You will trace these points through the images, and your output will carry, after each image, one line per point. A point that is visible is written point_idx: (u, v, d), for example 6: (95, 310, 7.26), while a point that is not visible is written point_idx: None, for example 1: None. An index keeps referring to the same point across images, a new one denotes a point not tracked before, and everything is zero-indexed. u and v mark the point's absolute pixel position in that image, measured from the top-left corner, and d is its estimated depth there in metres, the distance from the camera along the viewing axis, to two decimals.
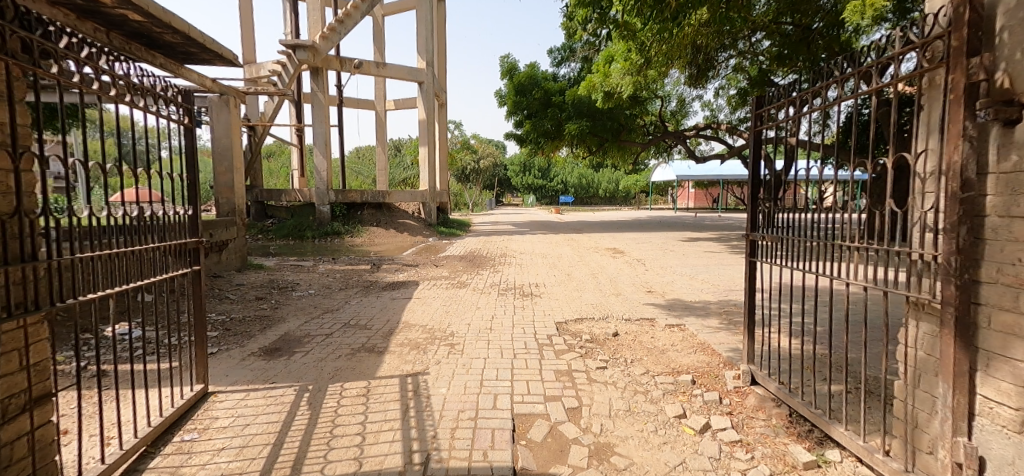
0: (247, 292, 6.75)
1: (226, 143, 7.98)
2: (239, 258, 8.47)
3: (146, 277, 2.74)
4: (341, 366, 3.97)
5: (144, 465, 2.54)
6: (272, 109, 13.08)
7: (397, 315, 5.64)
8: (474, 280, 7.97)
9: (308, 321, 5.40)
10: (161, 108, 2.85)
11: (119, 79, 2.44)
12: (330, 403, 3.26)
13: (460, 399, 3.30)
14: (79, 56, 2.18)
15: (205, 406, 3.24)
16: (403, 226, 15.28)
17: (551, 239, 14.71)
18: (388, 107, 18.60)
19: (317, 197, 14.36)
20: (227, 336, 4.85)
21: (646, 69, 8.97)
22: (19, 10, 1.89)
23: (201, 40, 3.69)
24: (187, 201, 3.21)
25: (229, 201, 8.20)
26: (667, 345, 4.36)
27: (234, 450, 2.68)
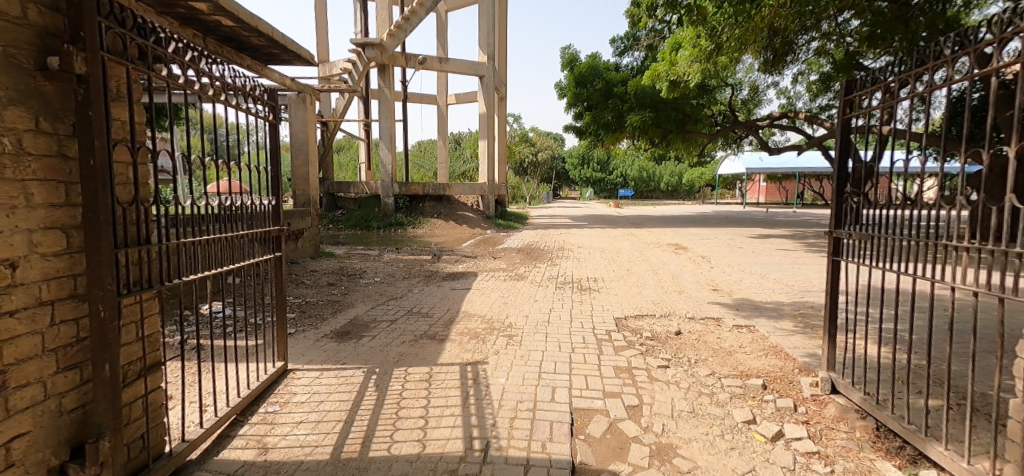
0: (320, 278, 7.20)
1: (302, 138, 8.48)
2: (313, 246, 9.04)
3: (236, 262, 2.99)
4: (404, 351, 4.13)
5: (234, 432, 2.79)
6: (343, 105, 13.75)
7: (458, 304, 5.80)
8: (531, 273, 8.02)
9: (374, 307, 5.69)
10: (250, 106, 3.08)
11: (216, 80, 2.66)
12: (396, 386, 3.41)
13: (519, 389, 3.33)
14: (184, 60, 2.40)
15: (285, 381, 3.50)
16: (461, 219, 15.64)
17: (609, 233, 14.43)
18: (450, 101, 18.95)
19: (382, 189, 15.00)
20: (303, 318, 5.22)
21: (717, 56, 8.53)
22: (137, 20, 2.10)
23: (284, 42, 3.96)
24: (270, 192, 3.45)
25: (305, 193, 8.77)
26: (735, 347, 4.16)
27: (311, 424, 2.88)
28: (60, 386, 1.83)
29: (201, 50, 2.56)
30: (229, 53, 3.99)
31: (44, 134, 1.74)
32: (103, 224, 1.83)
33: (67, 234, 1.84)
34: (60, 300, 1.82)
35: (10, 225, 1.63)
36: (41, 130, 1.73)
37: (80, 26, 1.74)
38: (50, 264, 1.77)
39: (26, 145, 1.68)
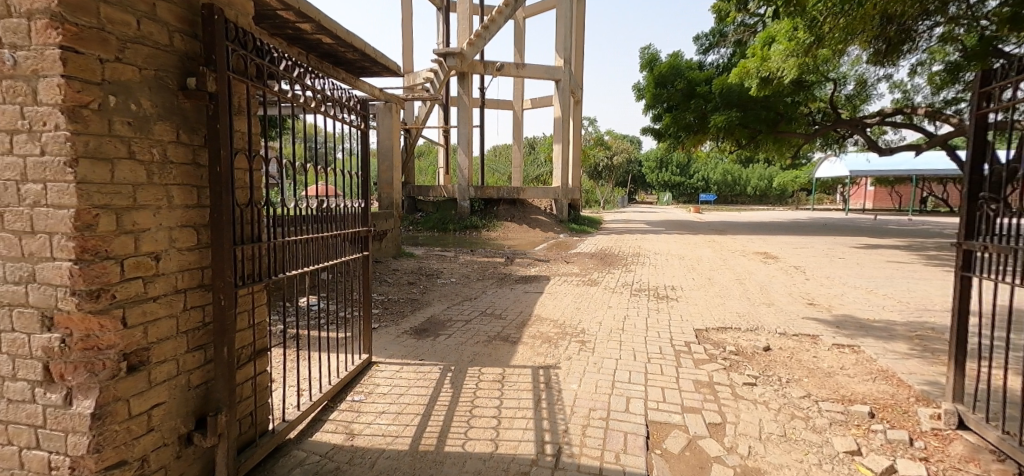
0: (401, 277, 7.59)
1: (388, 145, 9.00)
2: (395, 246, 9.55)
3: (330, 260, 3.23)
4: (478, 351, 4.22)
5: (326, 416, 3.02)
6: (425, 112, 14.41)
7: (530, 307, 5.84)
8: (605, 279, 7.86)
9: (450, 307, 5.89)
10: (344, 116, 3.33)
11: (317, 93, 2.91)
12: (470, 384, 3.50)
13: (592, 397, 3.28)
14: (293, 76, 2.66)
15: (369, 373, 3.73)
16: (535, 223, 15.72)
17: (689, 240, 13.77)
18: (526, 106, 19.15)
19: (458, 193, 15.51)
20: (385, 314, 5.53)
21: (817, 49, 7.85)
22: (256, 43, 2.35)
23: (376, 55, 4.30)
24: (360, 195, 3.69)
25: (389, 196, 9.29)
26: (835, 368, 3.78)
27: (392, 415, 3.04)
28: (189, 364, 2.09)
29: (306, 66, 2.82)
30: (328, 68, 4.38)
31: (183, 145, 2.00)
32: (225, 224, 2.07)
33: (198, 232, 2.10)
34: (191, 289, 2.08)
35: (156, 223, 1.89)
36: (181, 142, 2.00)
37: (214, 51, 2.00)
38: (185, 257, 2.04)
39: (169, 155, 1.94)
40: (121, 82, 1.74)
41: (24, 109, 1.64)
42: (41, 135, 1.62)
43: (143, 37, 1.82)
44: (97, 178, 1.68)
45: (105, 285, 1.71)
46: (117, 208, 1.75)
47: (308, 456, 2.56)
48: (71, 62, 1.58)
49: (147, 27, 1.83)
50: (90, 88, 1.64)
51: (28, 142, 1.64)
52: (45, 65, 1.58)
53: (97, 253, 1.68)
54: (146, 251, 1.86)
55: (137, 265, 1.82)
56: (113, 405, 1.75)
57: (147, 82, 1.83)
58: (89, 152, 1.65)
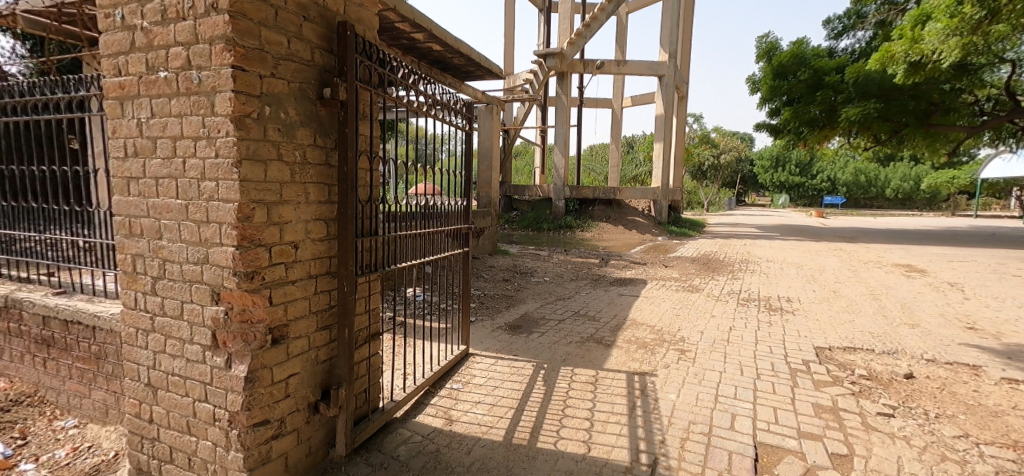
0: (497, 274, 7.82)
1: (488, 145, 9.30)
2: (491, 243, 9.85)
3: (434, 254, 3.44)
4: (571, 351, 4.22)
5: (428, 400, 3.23)
6: (523, 113, 14.65)
7: (626, 311, 5.69)
8: (709, 285, 7.39)
9: (544, 305, 5.95)
10: (451, 118, 3.51)
11: (429, 97, 3.11)
12: (563, 384, 3.52)
13: (692, 410, 3.11)
14: (408, 83, 2.87)
15: (467, 364, 3.91)
16: (632, 224, 15.24)
17: (810, 247, 12.41)
18: (626, 103, 18.61)
19: (554, 193, 15.56)
20: (481, 308, 5.74)
21: (991, 24, 6.66)
22: (379, 54, 2.58)
23: (480, 60, 4.61)
24: (463, 194, 3.87)
25: (487, 195, 9.61)
26: (1004, 407, 3.18)
27: (488, 405, 3.16)
28: (318, 341, 2.36)
29: (420, 73, 3.03)
30: (436, 74, 4.71)
31: (319, 148, 2.27)
32: (350, 219, 2.32)
33: (328, 225, 2.37)
34: (321, 275, 2.35)
35: (297, 216, 2.17)
36: (317, 145, 2.27)
37: (345, 63, 2.23)
38: (318, 247, 2.31)
39: (308, 157, 2.21)
40: (274, 94, 2.03)
41: (204, 119, 1.97)
42: (216, 141, 1.95)
43: (292, 54, 2.09)
44: (254, 177, 1.97)
45: (257, 269, 2.01)
46: (267, 202, 2.04)
47: (412, 436, 2.76)
48: (239, 79, 1.88)
49: (296, 46, 2.11)
50: (252, 100, 1.93)
51: (207, 147, 1.98)
52: (220, 82, 1.89)
53: (253, 241, 1.99)
54: (288, 241, 2.14)
55: (282, 253, 2.11)
56: (260, 371, 2.05)
57: (293, 93, 2.11)
58: (249, 155, 1.94)
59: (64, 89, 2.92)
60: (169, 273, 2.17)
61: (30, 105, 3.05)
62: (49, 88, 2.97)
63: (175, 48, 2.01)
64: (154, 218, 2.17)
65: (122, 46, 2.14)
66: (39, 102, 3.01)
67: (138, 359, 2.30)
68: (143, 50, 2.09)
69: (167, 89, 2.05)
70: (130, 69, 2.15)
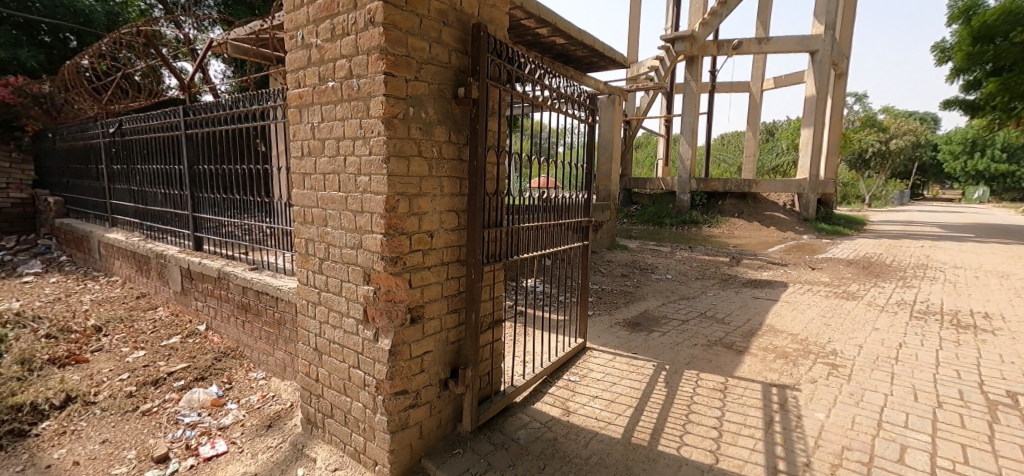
0: (615, 269, 7.64)
1: (609, 137, 9.08)
2: (609, 237, 9.66)
3: (554, 247, 3.49)
4: (697, 355, 3.97)
5: (546, 389, 3.30)
6: (647, 102, 13.99)
7: (761, 316, 5.16)
8: (868, 293, 6.36)
9: (665, 304, 5.68)
10: (575, 111, 3.51)
11: (553, 91, 3.15)
12: (687, 388, 3.33)
13: (844, 433, 2.74)
14: (534, 78, 2.93)
15: (584, 357, 3.91)
16: (770, 220, 13.73)
17: (1016, 252, 9.96)
18: (768, 86, 16.72)
19: (678, 186, 14.69)
20: (599, 303, 5.68)
21: None
22: (508, 51, 2.68)
23: (603, 50, 4.55)
24: (584, 187, 3.85)
25: (606, 188, 9.37)
26: None
27: (605, 401, 3.13)
28: (449, 323, 2.55)
29: (545, 68, 3.08)
30: (559, 68, 4.76)
31: (453, 144, 2.44)
32: (479, 211, 2.46)
33: (459, 216, 2.53)
34: (452, 263, 2.53)
35: (433, 208, 2.37)
36: (452, 142, 2.44)
37: (478, 63, 2.36)
38: (450, 237, 2.49)
39: (443, 153, 2.40)
40: (417, 96, 2.23)
41: (361, 121, 2.25)
42: (370, 141, 2.21)
43: (432, 58, 2.28)
44: (400, 171, 2.19)
45: (400, 254, 2.24)
46: (410, 195, 2.25)
47: (531, 422, 2.85)
48: (389, 85, 2.10)
49: (436, 50, 2.29)
50: (399, 103, 2.15)
51: (363, 146, 2.26)
52: (375, 88, 2.14)
53: (398, 230, 2.22)
54: (425, 230, 2.35)
55: (419, 241, 2.32)
56: (401, 346, 2.30)
57: (433, 94, 2.30)
58: (395, 152, 2.17)
59: (258, 102, 3.54)
60: (331, 256, 2.52)
61: (235, 115, 3.76)
62: (248, 101, 3.62)
63: (340, 60, 2.32)
64: (322, 208, 2.54)
65: (300, 62, 2.53)
66: (241, 113, 3.69)
67: (308, 327, 2.72)
68: (316, 64, 2.45)
69: (333, 96, 2.37)
70: (306, 81, 2.52)
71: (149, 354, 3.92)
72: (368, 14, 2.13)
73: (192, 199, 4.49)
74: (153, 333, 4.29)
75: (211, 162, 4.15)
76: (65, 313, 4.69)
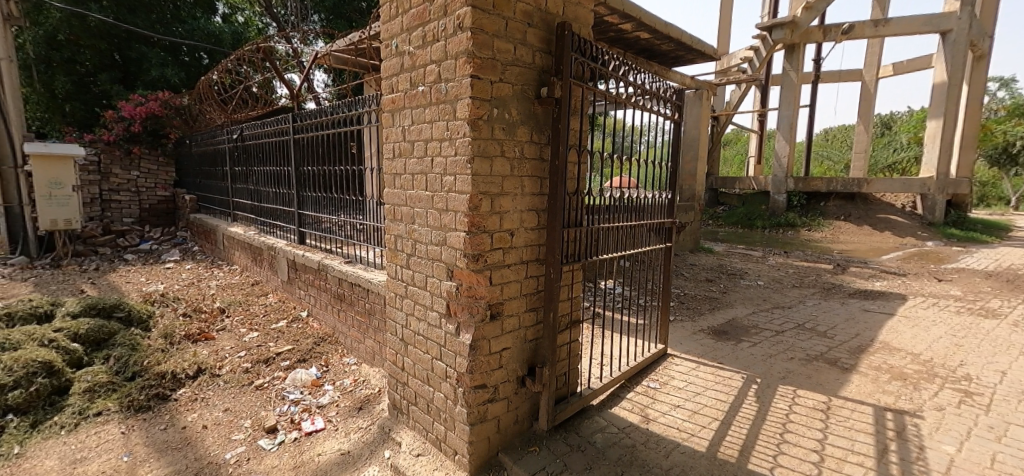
0: (699, 273, 7.25)
1: (695, 134, 8.64)
2: (693, 239, 9.19)
3: (635, 248, 3.38)
4: (794, 369, 3.65)
5: (623, 394, 3.22)
6: (739, 96, 13.08)
7: (872, 331, 4.62)
8: (1013, 311, 5.43)
9: (757, 312, 5.28)
10: (660, 107, 3.37)
11: (638, 88, 3.05)
12: (781, 404, 3.08)
13: (979, 472, 2.37)
14: (618, 75, 2.86)
15: (664, 364, 3.76)
16: (885, 224, 12.24)
17: None
18: (885, 73, 14.89)
19: (773, 185, 13.62)
20: (681, 308, 5.42)
21: None
22: (592, 48, 2.64)
23: (691, 43, 4.33)
24: (668, 186, 3.70)
25: (690, 188, 8.84)
26: None
27: (687, 411, 2.99)
28: (527, 321, 2.58)
29: (630, 63, 2.99)
30: (643, 63, 4.62)
31: (535, 144, 2.46)
32: (559, 210, 2.46)
33: (539, 215, 2.54)
34: (532, 261, 2.55)
35: (514, 206, 2.41)
36: (534, 142, 2.46)
37: (562, 62, 2.36)
38: (530, 236, 2.52)
39: (525, 153, 2.42)
40: (501, 97, 2.28)
41: (448, 123, 2.34)
42: (455, 142, 2.30)
43: (517, 59, 2.32)
44: (483, 171, 2.26)
45: (481, 252, 2.30)
46: (492, 194, 2.31)
47: (608, 426, 2.80)
48: (476, 87, 2.17)
49: (520, 51, 2.33)
50: (484, 104, 2.21)
51: (449, 147, 2.35)
52: (461, 91, 2.22)
53: (480, 228, 2.29)
54: (506, 228, 2.39)
55: (500, 239, 2.36)
56: (481, 341, 2.36)
57: (516, 95, 2.34)
58: (479, 153, 2.23)
59: (355, 107, 3.81)
60: (418, 252, 2.66)
61: (335, 120, 4.08)
62: (346, 107, 3.91)
63: (431, 65, 2.43)
64: (410, 206, 2.68)
65: (394, 69, 2.69)
66: (340, 119, 4.00)
67: (396, 319, 2.89)
68: (408, 70, 2.59)
69: (423, 100, 2.50)
70: (398, 86, 2.68)
71: (261, 335, 4.40)
72: (457, 20, 2.22)
73: (298, 197, 4.95)
74: (265, 317, 4.80)
75: (314, 164, 4.55)
76: (196, 296, 5.39)
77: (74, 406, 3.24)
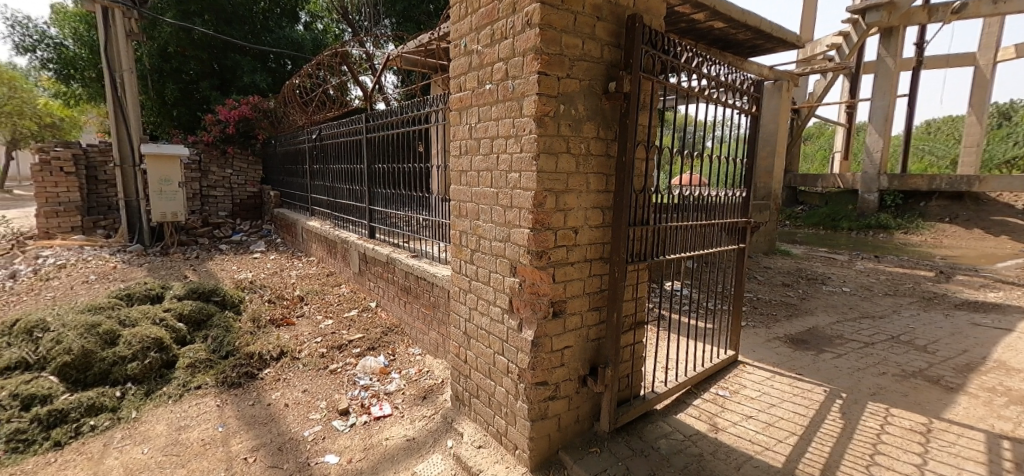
0: (775, 277, 6.79)
1: (772, 128, 8.08)
2: (768, 241, 8.62)
3: (705, 248, 3.23)
4: (887, 385, 3.32)
5: (690, 400, 3.09)
6: (824, 86, 12.07)
7: (984, 348, 4.09)
8: None
9: (841, 321, 4.86)
10: (736, 100, 3.19)
11: (712, 80, 2.90)
12: (872, 423, 2.81)
13: None
14: (691, 67, 2.74)
15: (735, 371, 3.56)
16: (1000, 227, 10.82)
17: None
18: (1005, 55, 13.11)
19: (863, 183, 12.45)
20: (755, 314, 5.10)
21: None
22: (664, 40, 2.54)
23: (771, 30, 4.05)
24: (742, 184, 3.49)
25: (766, 186, 8.30)
26: None
27: (761, 423, 2.82)
28: (590, 320, 2.55)
29: (704, 54, 2.85)
30: (716, 54, 4.39)
31: (602, 140, 2.41)
32: (625, 208, 2.40)
33: (604, 213, 2.50)
34: (596, 260, 2.51)
35: (579, 204, 2.38)
36: (600, 138, 2.41)
37: (632, 55, 2.29)
38: (594, 234, 2.48)
39: (592, 149, 2.39)
40: (569, 93, 2.25)
41: (515, 120, 2.35)
42: (521, 139, 2.31)
43: (585, 54, 2.29)
44: (549, 168, 2.25)
45: (545, 249, 2.30)
46: (557, 191, 2.30)
47: (674, 433, 2.70)
48: (543, 84, 2.17)
49: (589, 46, 2.29)
50: (551, 101, 2.20)
51: (515, 144, 2.37)
52: (529, 88, 2.22)
53: (545, 225, 2.28)
54: (571, 226, 2.37)
55: (563, 237, 2.34)
56: (544, 338, 2.36)
57: (584, 90, 2.31)
58: (545, 150, 2.23)
59: (424, 106, 3.93)
60: (482, 248, 2.70)
61: (404, 119, 4.23)
62: (415, 106, 4.04)
63: (498, 63, 2.45)
64: (475, 202, 2.73)
65: (463, 68, 2.75)
66: (409, 118, 4.14)
67: (460, 313, 2.95)
68: (476, 69, 2.63)
69: (491, 98, 2.52)
70: (466, 85, 2.73)
71: (335, 323, 4.68)
72: (525, 17, 2.22)
73: (369, 193, 5.20)
74: (338, 306, 5.10)
75: (385, 162, 4.75)
76: (279, 284, 5.84)
77: (180, 379, 3.63)
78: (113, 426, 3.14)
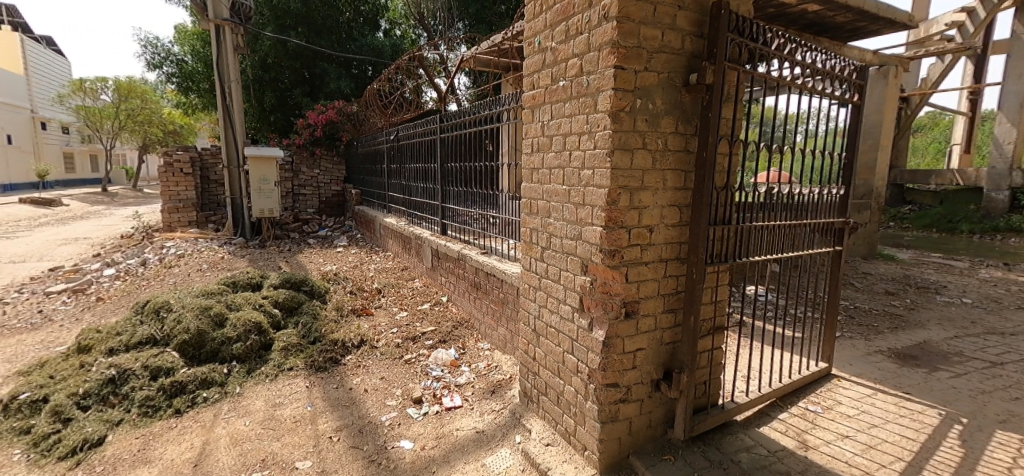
0: (876, 284, 6.12)
1: (875, 119, 7.29)
2: (868, 244, 7.79)
3: (795, 250, 2.98)
4: (1019, 413, 2.87)
5: (774, 413, 2.87)
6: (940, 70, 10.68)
7: None
8: None
9: (960, 337, 4.27)
10: (834, 88, 2.90)
11: (807, 68, 2.67)
12: (999, 454, 2.45)
13: None
14: (783, 54, 2.53)
15: (828, 385, 3.26)
16: None
17: None
18: None
19: (989, 180, 10.86)
20: (851, 324, 4.63)
21: None
22: (752, 26, 2.36)
23: (876, 10, 3.64)
24: (840, 181, 3.17)
25: (867, 183, 7.51)
26: None
27: (859, 444, 2.56)
28: (664, 322, 2.45)
29: (799, 40, 2.62)
30: (810, 39, 4.03)
31: (681, 134, 2.30)
32: (705, 206, 2.27)
33: (682, 211, 2.38)
34: (672, 260, 2.41)
35: (655, 201, 2.29)
36: (678, 133, 2.30)
37: (716, 44, 2.16)
38: (671, 232, 2.38)
39: (669, 144, 2.28)
40: (646, 86, 2.18)
41: (589, 116, 2.31)
42: (596, 135, 2.27)
43: (664, 46, 2.19)
44: (623, 165, 2.19)
45: (619, 248, 2.24)
46: (632, 188, 2.23)
47: (756, 447, 2.52)
48: (619, 78, 2.11)
49: (668, 37, 2.20)
50: (627, 95, 2.14)
51: (589, 140, 2.32)
52: (604, 82, 2.17)
53: (619, 223, 2.23)
54: (645, 224, 2.29)
55: (638, 235, 2.27)
56: (616, 339, 2.31)
57: (662, 83, 2.21)
58: (620, 146, 2.17)
59: (495, 106, 3.99)
60: (553, 245, 2.69)
61: (476, 119, 4.32)
62: (487, 106, 4.11)
63: (573, 59, 2.42)
64: (547, 200, 2.72)
65: (537, 65, 2.74)
66: (481, 117, 4.22)
67: (529, 309, 2.96)
68: (550, 65, 2.62)
69: (565, 94, 2.50)
70: (540, 82, 2.72)
71: (410, 315, 4.89)
72: (602, 11, 2.17)
73: (442, 192, 5.36)
74: (413, 299, 5.32)
75: (457, 161, 4.87)
76: (360, 277, 6.20)
77: (276, 360, 3.98)
78: (221, 399, 3.51)
